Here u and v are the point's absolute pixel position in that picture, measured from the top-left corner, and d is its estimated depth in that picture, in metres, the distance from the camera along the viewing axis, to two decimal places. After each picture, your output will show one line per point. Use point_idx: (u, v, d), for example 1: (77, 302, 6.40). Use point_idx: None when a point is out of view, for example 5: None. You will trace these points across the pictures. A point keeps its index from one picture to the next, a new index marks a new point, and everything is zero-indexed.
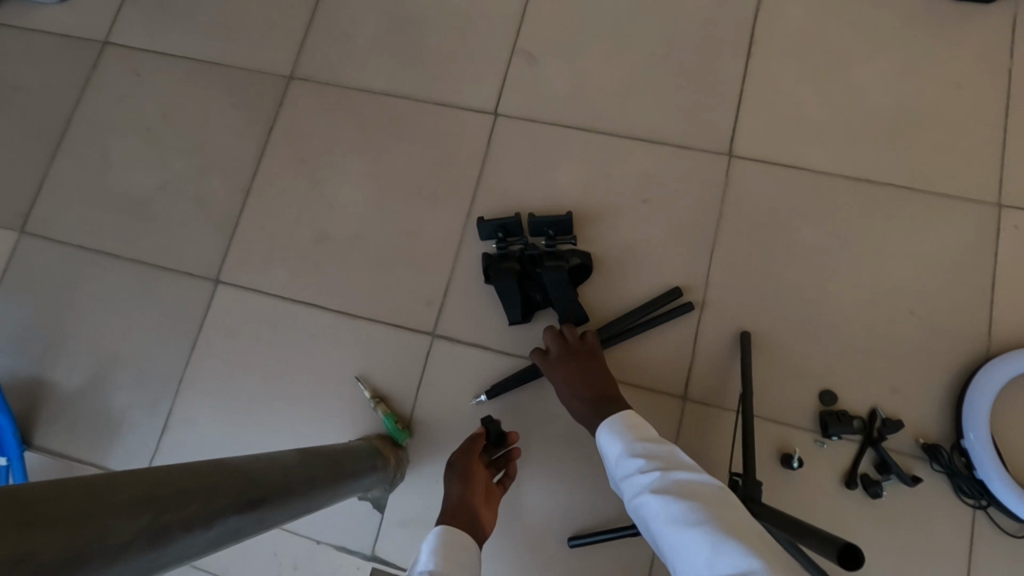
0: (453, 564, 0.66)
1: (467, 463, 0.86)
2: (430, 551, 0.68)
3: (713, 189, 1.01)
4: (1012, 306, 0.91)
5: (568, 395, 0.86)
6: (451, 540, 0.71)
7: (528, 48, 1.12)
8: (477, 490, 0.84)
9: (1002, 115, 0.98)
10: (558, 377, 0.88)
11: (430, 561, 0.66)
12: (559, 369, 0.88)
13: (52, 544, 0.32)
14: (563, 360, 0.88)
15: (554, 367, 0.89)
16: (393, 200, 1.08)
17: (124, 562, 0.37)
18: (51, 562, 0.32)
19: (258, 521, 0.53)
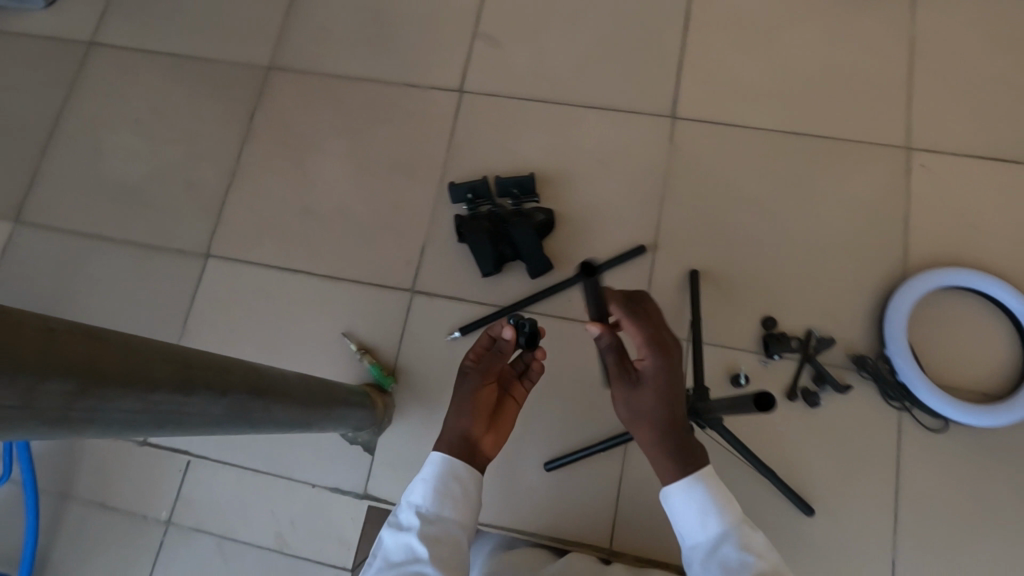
0: (442, 500, 0.71)
1: (479, 385, 0.82)
2: (424, 483, 0.72)
3: (660, 146, 1.12)
4: (924, 234, 1.03)
5: (661, 410, 0.68)
6: (448, 478, 0.73)
7: (487, 31, 1.22)
8: (483, 412, 0.81)
9: (910, 69, 1.11)
10: (658, 381, 0.68)
11: (421, 499, 0.71)
12: (665, 374, 0.68)
13: (115, 361, 0.41)
14: (676, 366, 0.69)
15: (661, 369, 0.68)
16: (370, 173, 1.17)
17: (162, 396, 0.46)
18: (114, 374, 0.41)
19: (260, 409, 0.62)
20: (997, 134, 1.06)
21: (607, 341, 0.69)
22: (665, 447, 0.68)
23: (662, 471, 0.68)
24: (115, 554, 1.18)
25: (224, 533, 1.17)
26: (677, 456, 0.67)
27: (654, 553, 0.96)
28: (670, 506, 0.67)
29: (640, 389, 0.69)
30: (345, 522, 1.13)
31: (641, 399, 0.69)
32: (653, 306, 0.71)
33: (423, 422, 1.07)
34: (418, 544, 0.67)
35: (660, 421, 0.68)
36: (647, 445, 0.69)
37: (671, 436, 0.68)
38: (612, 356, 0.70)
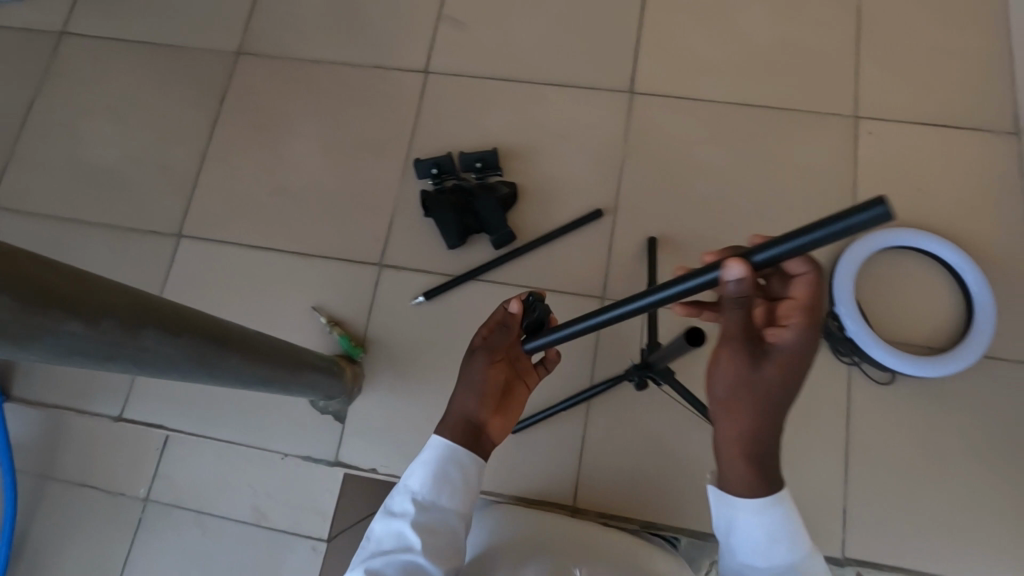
0: (440, 487, 0.67)
1: (490, 363, 0.76)
2: (422, 467, 0.68)
3: (619, 120, 1.16)
4: (871, 198, 1.07)
5: (774, 403, 0.56)
6: (449, 464, 0.69)
7: (451, 14, 1.26)
8: (493, 393, 0.76)
9: (858, 41, 1.15)
10: (791, 368, 0.56)
11: (418, 484, 0.67)
12: (800, 363, 0.57)
13: (63, 285, 0.44)
14: (813, 353, 0.57)
15: (800, 354, 0.57)
16: (338, 153, 1.20)
17: (110, 327, 0.49)
18: (61, 298, 0.44)
19: (218, 355, 0.65)
20: (941, 102, 1.11)
21: (751, 298, 0.54)
22: (757, 450, 0.56)
23: (737, 474, 0.57)
24: (97, 530, 1.21)
25: (203, 508, 1.19)
26: (766, 464, 0.57)
27: (616, 508, 0.99)
28: (728, 514, 0.57)
29: (766, 370, 0.56)
30: (322, 495, 1.16)
31: (762, 384, 0.56)
32: (820, 281, 0.59)
33: (392, 391, 1.09)
34: (411, 533, 0.64)
35: (769, 415, 0.56)
36: (737, 439, 0.57)
37: (770, 437, 0.57)
38: (740, 317, 0.55)
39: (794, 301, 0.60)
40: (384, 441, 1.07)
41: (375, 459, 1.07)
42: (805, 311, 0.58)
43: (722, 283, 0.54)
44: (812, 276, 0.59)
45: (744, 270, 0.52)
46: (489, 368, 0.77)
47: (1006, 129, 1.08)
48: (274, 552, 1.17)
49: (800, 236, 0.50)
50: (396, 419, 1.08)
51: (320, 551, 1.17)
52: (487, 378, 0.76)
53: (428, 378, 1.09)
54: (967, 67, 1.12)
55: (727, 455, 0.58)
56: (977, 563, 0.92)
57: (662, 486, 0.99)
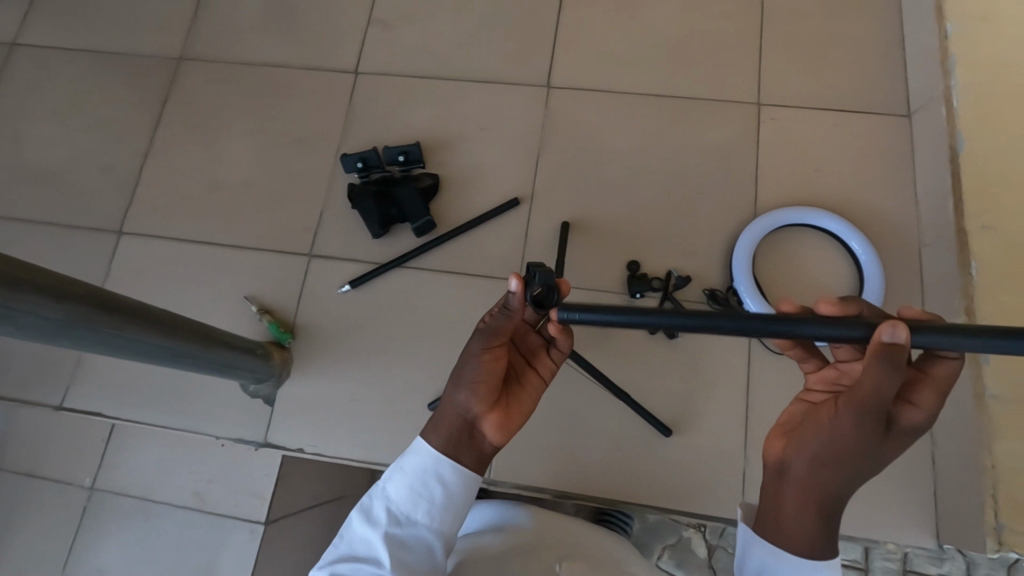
0: (416, 500, 0.71)
1: (486, 348, 0.78)
2: (403, 479, 0.73)
3: (537, 113, 1.21)
4: (772, 180, 1.13)
5: (861, 472, 0.63)
6: (431, 480, 0.72)
7: (381, 17, 1.32)
8: (490, 386, 0.77)
9: (761, 34, 1.21)
10: (900, 446, 0.64)
11: (395, 495, 0.72)
12: (907, 441, 0.64)
13: None
14: (922, 431, 0.64)
15: (914, 434, 0.63)
16: (272, 151, 1.26)
17: None
18: None
19: (110, 325, 0.69)
20: (838, 88, 1.17)
21: (899, 359, 0.55)
22: (830, 506, 0.64)
23: (806, 529, 0.63)
24: (44, 519, 1.25)
25: (146, 495, 1.23)
26: (831, 522, 0.64)
27: (530, 480, 1.05)
28: (780, 567, 0.63)
29: (884, 445, 0.63)
30: (260, 478, 1.19)
31: (871, 454, 0.62)
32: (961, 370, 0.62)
33: (321, 374, 1.14)
34: (380, 546, 0.68)
35: (858, 479, 0.64)
36: (823, 495, 0.64)
37: (845, 498, 0.64)
38: (887, 388, 0.58)
39: (926, 377, 0.63)
40: (313, 422, 1.12)
41: (303, 440, 1.11)
42: (935, 392, 0.63)
43: (877, 340, 0.56)
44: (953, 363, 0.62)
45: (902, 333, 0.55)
46: (485, 357, 0.78)
47: (898, 112, 1.14)
48: (215, 537, 1.19)
49: (976, 336, 0.52)
50: (324, 402, 1.12)
51: (258, 534, 1.17)
52: (485, 368, 0.77)
53: (355, 361, 1.14)
54: (862, 55, 1.18)
55: (803, 507, 0.64)
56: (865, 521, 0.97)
57: (573, 458, 1.05)
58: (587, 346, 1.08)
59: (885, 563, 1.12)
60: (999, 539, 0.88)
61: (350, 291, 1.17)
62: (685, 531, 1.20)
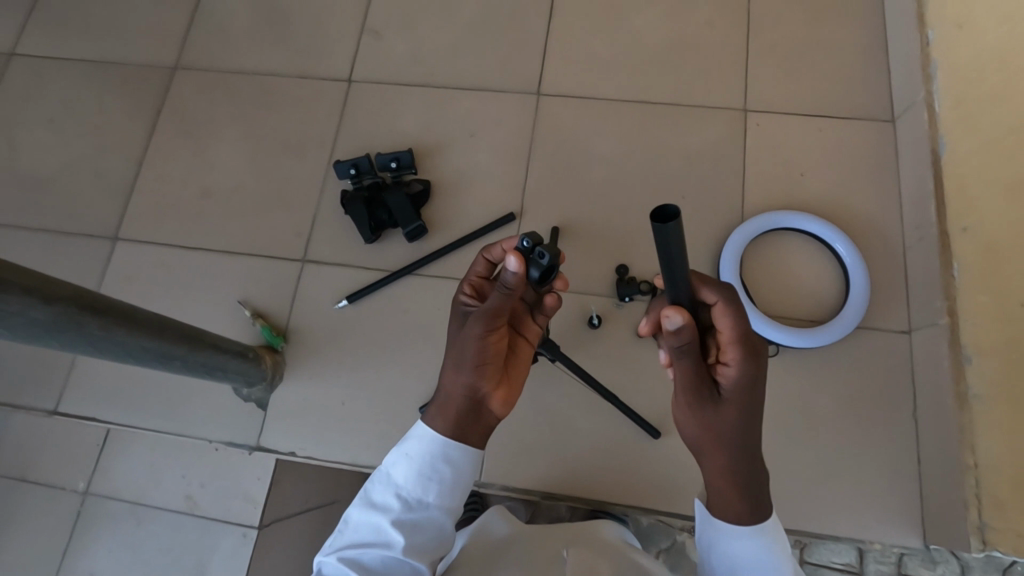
0: (425, 485, 0.72)
1: (487, 330, 0.77)
2: (411, 464, 0.73)
3: (526, 119, 1.23)
4: (758, 184, 1.14)
5: (739, 443, 0.68)
6: (439, 462, 0.73)
7: (373, 26, 1.34)
8: (494, 363, 0.78)
9: (747, 41, 1.23)
10: (741, 401, 0.68)
11: (403, 480, 0.73)
12: (748, 395, 0.67)
13: None
14: (757, 380, 0.67)
15: (744, 387, 0.67)
16: (266, 157, 1.28)
17: None
18: None
19: (98, 326, 0.70)
20: (823, 94, 1.19)
21: (683, 343, 0.65)
22: (740, 473, 0.68)
23: (728, 503, 0.68)
24: (37, 524, 1.25)
25: (139, 499, 1.23)
26: (751, 486, 0.67)
27: (518, 482, 1.05)
28: (720, 538, 0.68)
29: (727, 412, 0.68)
30: (252, 483, 1.20)
31: (720, 421, 0.68)
32: (729, 305, 0.66)
33: (313, 378, 1.15)
34: (394, 531, 0.69)
35: (740, 439, 0.68)
36: (722, 466, 0.68)
37: (754, 459, 0.68)
38: (688, 366, 0.67)
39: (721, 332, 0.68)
40: (304, 426, 1.13)
41: (294, 443, 1.12)
42: (732, 346, 0.67)
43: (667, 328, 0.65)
44: (726, 308, 0.67)
45: (686, 318, 0.63)
46: (486, 337, 0.77)
47: (883, 117, 1.16)
48: (206, 541, 1.21)
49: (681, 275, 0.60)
50: (315, 405, 1.13)
51: (251, 538, 1.19)
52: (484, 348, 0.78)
53: (346, 364, 1.15)
54: (847, 62, 1.20)
55: (719, 484, 0.68)
56: (849, 521, 0.98)
57: (561, 460, 1.06)
58: (576, 348, 1.10)
59: (880, 567, 0.99)
60: (983, 538, 0.88)
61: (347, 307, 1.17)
62: (679, 535, 1.07)
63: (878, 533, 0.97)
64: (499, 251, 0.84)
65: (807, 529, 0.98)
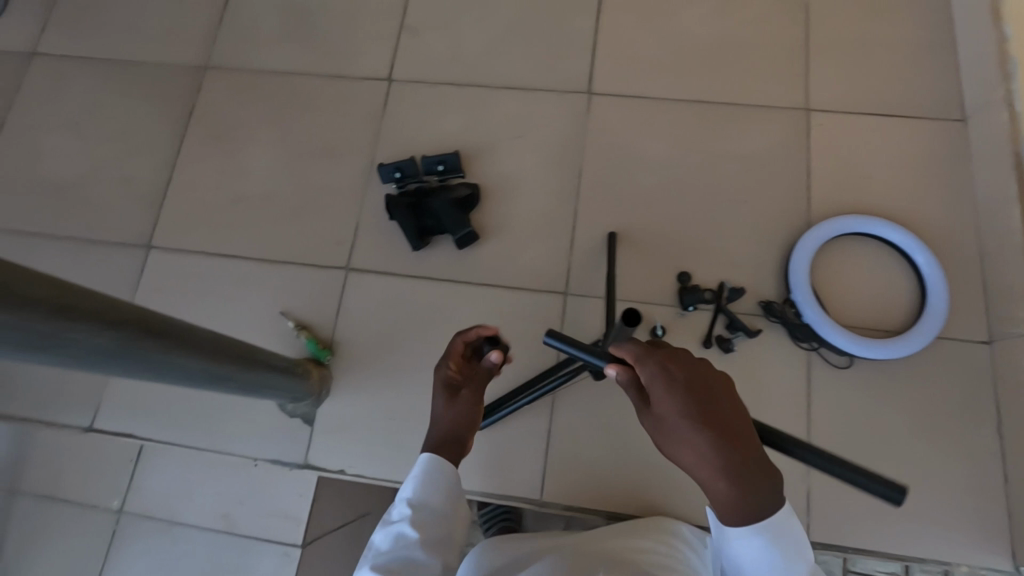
0: (432, 490, 0.76)
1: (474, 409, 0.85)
2: (414, 479, 0.77)
3: (577, 120, 1.18)
4: (824, 186, 1.09)
5: (689, 436, 0.57)
6: (437, 470, 0.77)
7: (412, 24, 1.29)
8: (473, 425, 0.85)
9: (805, 38, 1.18)
10: (666, 396, 0.59)
11: (407, 491, 0.76)
12: (675, 387, 0.59)
13: None
14: (674, 372, 0.60)
15: (663, 384, 0.59)
16: (303, 162, 1.22)
17: (34, 313, 0.48)
18: None
19: (160, 349, 0.64)
20: (887, 94, 1.13)
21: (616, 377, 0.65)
22: (714, 465, 0.57)
23: (721, 500, 0.58)
24: (69, 543, 1.20)
25: (173, 517, 1.18)
26: (733, 476, 0.57)
27: (580, 501, 1.00)
28: (727, 542, 0.61)
29: (662, 412, 0.59)
30: (292, 499, 1.16)
31: (666, 428, 0.59)
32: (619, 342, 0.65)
33: (359, 392, 1.09)
34: (410, 532, 0.72)
35: (693, 432, 0.57)
36: (695, 469, 0.58)
37: (723, 446, 0.57)
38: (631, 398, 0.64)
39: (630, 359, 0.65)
40: (354, 443, 1.07)
41: (343, 461, 1.07)
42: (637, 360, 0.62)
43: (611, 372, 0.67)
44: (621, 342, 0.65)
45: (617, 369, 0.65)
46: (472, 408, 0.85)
47: (953, 115, 1.11)
48: (243, 559, 1.16)
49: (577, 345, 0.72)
50: (365, 421, 1.08)
51: (293, 556, 1.14)
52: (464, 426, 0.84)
53: (394, 377, 1.09)
54: (911, 60, 1.15)
55: (703, 483, 0.59)
56: (936, 543, 0.93)
57: (626, 477, 1.01)
58: None
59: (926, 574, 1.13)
60: None
61: (415, 359, 1.10)
62: None
63: (965, 555, 0.92)
64: (474, 335, 0.88)
65: (888, 550, 0.94)
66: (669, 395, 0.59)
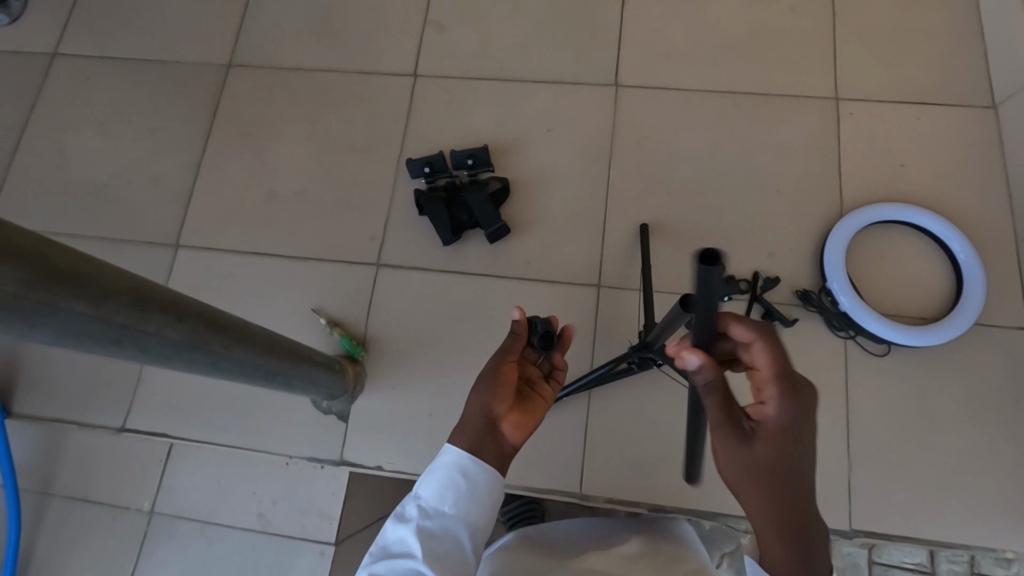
0: (451, 499, 0.69)
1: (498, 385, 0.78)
2: (436, 478, 0.70)
3: (606, 113, 1.18)
4: (856, 175, 1.09)
5: (775, 480, 0.58)
6: (454, 473, 0.70)
7: (437, 19, 1.29)
8: (505, 391, 0.78)
9: (832, 27, 1.19)
10: (778, 436, 0.59)
11: (423, 492, 0.70)
12: (791, 434, 0.59)
13: (62, 255, 0.43)
14: (798, 423, 0.59)
15: (785, 428, 0.59)
16: (330, 158, 1.22)
17: (112, 305, 0.48)
18: (60, 265, 0.43)
19: (220, 345, 0.64)
20: (917, 82, 1.14)
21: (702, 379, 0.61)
22: (784, 519, 0.56)
23: (770, 551, 0.57)
24: (100, 546, 1.20)
25: (207, 517, 1.18)
26: (798, 537, 0.56)
27: (620, 492, 1.00)
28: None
29: (758, 449, 0.59)
30: (327, 498, 1.17)
31: (751, 461, 0.59)
32: (764, 342, 0.61)
33: (395, 388, 1.09)
34: (413, 539, 0.65)
35: (781, 481, 0.58)
36: (759, 512, 0.58)
37: (797, 509, 0.57)
38: (715, 401, 0.62)
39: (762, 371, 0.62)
40: (391, 439, 1.07)
41: (380, 457, 1.06)
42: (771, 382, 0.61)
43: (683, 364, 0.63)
44: (764, 343, 0.61)
45: (705, 369, 0.60)
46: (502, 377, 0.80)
47: (984, 103, 1.11)
48: (279, 559, 1.16)
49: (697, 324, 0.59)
50: (401, 416, 1.08)
51: (328, 555, 1.16)
52: (520, 399, 0.82)
53: (429, 372, 1.09)
54: (939, 48, 1.15)
55: (759, 524, 0.58)
56: (981, 530, 0.93)
57: (667, 469, 1.01)
58: None
59: (951, 565, 1.15)
60: None
61: (449, 354, 1.09)
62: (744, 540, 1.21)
63: (1011, 541, 0.92)
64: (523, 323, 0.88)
65: (933, 538, 0.93)
66: (778, 436, 0.59)
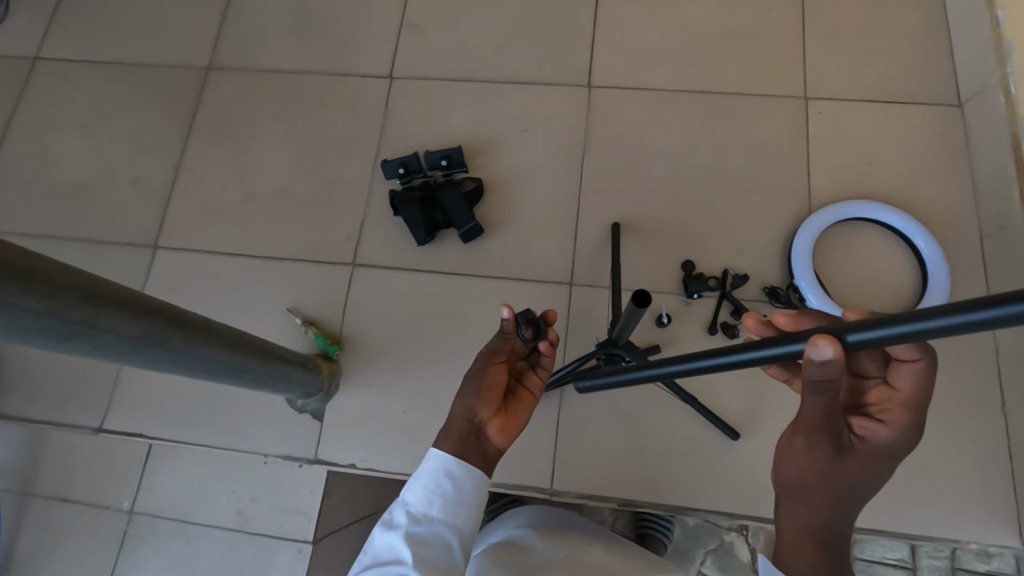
0: (438, 503, 0.69)
1: (483, 389, 0.80)
2: (422, 484, 0.70)
3: (580, 113, 1.19)
4: (825, 173, 1.11)
5: (847, 499, 0.54)
6: (441, 477, 0.70)
7: (414, 21, 1.30)
8: (491, 395, 0.80)
9: (803, 27, 1.20)
10: (872, 461, 0.55)
11: (411, 497, 0.70)
12: (885, 464, 0.56)
13: (10, 251, 0.44)
14: (893, 457, 0.56)
15: (884, 457, 0.56)
16: (308, 160, 1.23)
17: (63, 301, 0.49)
18: (8, 260, 0.44)
19: (181, 341, 0.65)
20: (885, 81, 1.15)
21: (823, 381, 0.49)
22: (832, 534, 0.53)
23: (799, 555, 0.52)
24: (80, 546, 1.20)
25: (186, 517, 1.19)
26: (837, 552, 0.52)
27: (592, 488, 1.01)
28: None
29: (847, 467, 0.54)
30: (305, 496, 1.16)
31: (838, 475, 0.54)
32: (925, 371, 0.56)
33: (370, 386, 1.10)
34: (402, 545, 0.65)
35: (849, 502, 0.54)
36: (815, 519, 0.54)
37: (843, 529, 0.54)
38: (819, 404, 0.52)
39: (895, 392, 0.57)
40: (366, 436, 1.08)
41: (355, 455, 1.07)
42: (904, 408, 0.56)
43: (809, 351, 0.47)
44: (921, 367, 0.56)
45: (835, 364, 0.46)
46: (489, 380, 0.81)
47: (951, 101, 1.12)
48: (258, 558, 1.16)
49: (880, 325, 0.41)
50: (376, 414, 1.09)
51: (306, 553, 1.15)
52: (505, 399, 0.83)
53: (403, 370, 1.10)
54: (907, 48, 1.17)
55: (805, 526, 0.53)
56: (946, 522, 0.94)
57: (638, 464, 1.02)
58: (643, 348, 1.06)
59: (932, 561, 1.15)
60: None
61: (424, 351, 1.10)
62: (727, 535, 1.22)
63: (975, 533, 0.93)
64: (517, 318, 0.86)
65: (899, 530, 0.95)
66: (872, 460, 0.55)
